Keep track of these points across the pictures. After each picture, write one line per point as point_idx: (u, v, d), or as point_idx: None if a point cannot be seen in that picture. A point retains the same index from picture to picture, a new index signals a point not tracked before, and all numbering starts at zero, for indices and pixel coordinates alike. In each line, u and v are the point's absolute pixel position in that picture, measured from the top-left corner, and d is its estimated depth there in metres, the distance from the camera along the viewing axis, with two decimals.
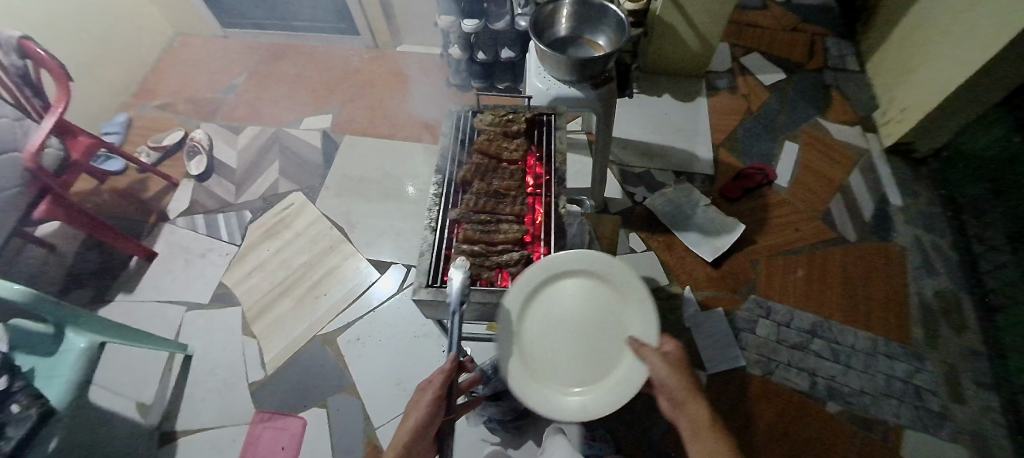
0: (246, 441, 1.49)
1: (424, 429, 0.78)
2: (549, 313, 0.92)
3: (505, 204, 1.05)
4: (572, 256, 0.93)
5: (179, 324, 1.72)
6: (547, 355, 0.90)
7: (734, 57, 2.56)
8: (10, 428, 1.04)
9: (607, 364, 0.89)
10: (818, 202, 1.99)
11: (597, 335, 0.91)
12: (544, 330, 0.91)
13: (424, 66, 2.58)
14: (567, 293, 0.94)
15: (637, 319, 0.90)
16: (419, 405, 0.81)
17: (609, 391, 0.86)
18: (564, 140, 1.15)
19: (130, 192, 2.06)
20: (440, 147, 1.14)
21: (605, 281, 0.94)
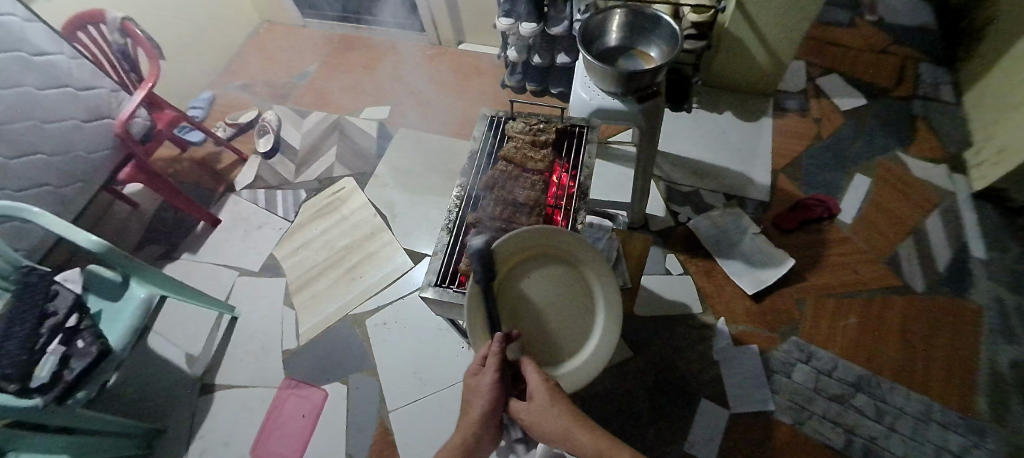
0: (272, 404, 1.60)
1: (491, 410, 0.80)
2: (519, 296, 0.91)
3: (523, 213, 1.05)
4: (530, 237, 0.86)
5: (230, 287, 1.89)
6: (526, 339, 0.92)
7: (809, 77, 2.37)
8: (75, 360, 1.19)
9: (581, 333, 0.95)
10: (886, 244, 1.80)
11: (567, 310, 0.94)
12: (514, 316, 0.91)
13: (481, 65, 2.63)
14: (529, 274, 0.91)
15: (601, 286, 0.95)
16: (479, 388, 0.81)
17: (589, 358, 0.94)
18: (592, 153, 1.13)
19: (206, 163, 2.28)
20: (470, 149, 1.17)
21: (562, 255, 0.93)
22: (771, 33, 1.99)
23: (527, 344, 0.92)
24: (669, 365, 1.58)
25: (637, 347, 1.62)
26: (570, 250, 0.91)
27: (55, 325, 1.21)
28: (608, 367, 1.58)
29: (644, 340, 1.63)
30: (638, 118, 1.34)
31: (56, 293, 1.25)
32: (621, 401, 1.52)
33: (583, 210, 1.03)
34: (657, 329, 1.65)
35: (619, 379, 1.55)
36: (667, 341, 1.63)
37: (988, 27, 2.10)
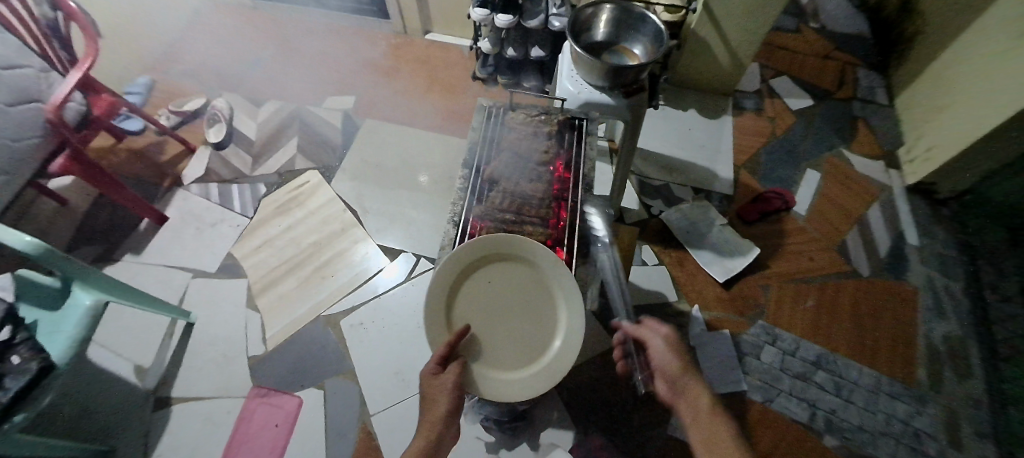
0: (241, 415, 1.48)
1: (454, 410, 0.86)
2: (476, 298, 0.97)
3: (531, 206, 1.13)
4: (485, 240, 0.96)
5: (183, 291, 1.72)
6: (485, 343, 0.95)
7: (763, 78, 2.53)
8: (8, 381, 1.02)
9: (543, 338, 0.97)
10: (835, 233, 1.96)
11: (527, 314, 0.98)
12: (475, 317, 0.96)
13: (451, 57, 2.56)
14: (489, 278, 0.99)
15: (564, 292, 0.98)
16: (441, 388, 0.86)
17: (550, 365, 0.95)
18: (591, 151, 1.25)
19: (146, 154, 2.05)
20: (472, 143, 1.24)
21: (524, 261, 0.99)
22: (735, 34, 2.09)
23: (488, 351, 0.95)
24: None
25: None
26: (529, 255, 0.98)
27: None
28: (592, 358, 1.60)
29: None
30: (625, 113, 1.35)
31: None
32: (606, 390, 1.54)
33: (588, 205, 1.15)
34: None
35: (604, 369, 1.58)
36: None
37: (915, 38, 2.34)
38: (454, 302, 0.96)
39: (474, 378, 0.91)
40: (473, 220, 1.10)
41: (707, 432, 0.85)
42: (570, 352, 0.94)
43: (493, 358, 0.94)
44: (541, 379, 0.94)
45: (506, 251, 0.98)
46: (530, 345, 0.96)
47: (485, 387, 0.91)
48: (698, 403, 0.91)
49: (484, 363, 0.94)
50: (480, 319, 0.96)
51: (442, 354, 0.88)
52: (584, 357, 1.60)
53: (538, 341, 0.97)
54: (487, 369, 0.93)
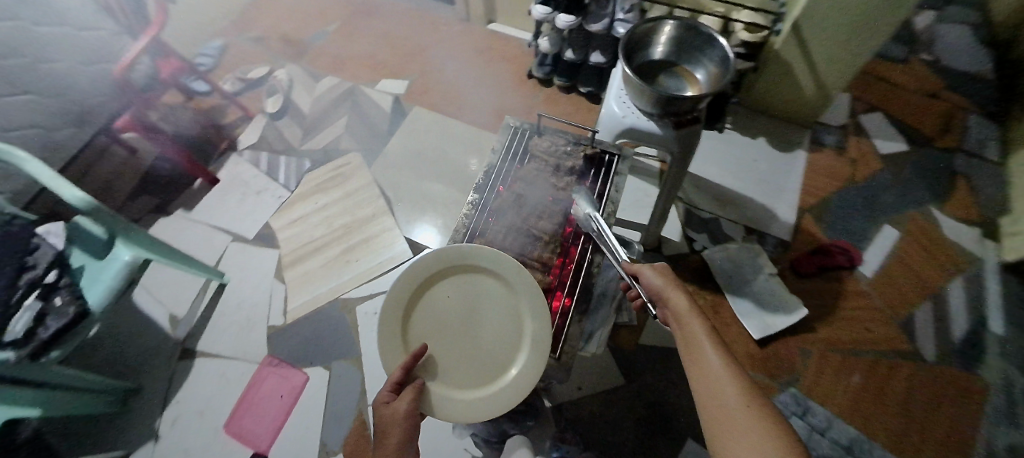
0: (252, 380, 1.58)
1: (410, 440, 0.76)
2: (438, 313, 0.95)
3: (536, 247, 1.15)
4: (443, 253, 0.95)
5: (222, 252, 1.83)
6: (446, 361, 0.92)
7: (851, 112, 2.24)
8: (50, 319, 1.16)
9: (506, 355, 0.94)
10: (903, 304, 1.72)
11: (488, 329, 0.95)
12: (433, 332, 0.93)
13: (509, 50, 2.48)
14: (449, 293, 0.97)
15: (528, 307, 0.95)
16: (393, 415, 0.78)
17: (515, 380, 0.91)
18: (618, 187, 1.21)
19: (211, 115, 2.19)
20: (490, 163, 1.25)
21: (486, 273, 0.98)
22: (824, 63, 1.84)
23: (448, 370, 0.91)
24: (661, 399, 1.51)
25: (632, 375, 1.55)
26: (491, 266, 0.97)
27: (32, 279, 1.20)
28: (598, 392, 1.53)
29: (641, 369, 1.56)
30: (672, 144, 1.23)
31: (36, 247, 1.25)
32: (606, 429, 1.47)
33: (599, 252, 1.13)
34: (657, 361, 1.57)
35: (607, 408, 1.50)
36: (663, 374, 1.55)
37: None
38: (412, 318, 0.94)
39: (430, 399, 0.86)
40: None
41: (698, 346, 0.78)
42: (535, 365, 0.90)
43: (455, 378, 0.91)
44: (507, 395, 0.90)
45: (467, 264, 0.97)
46: (494, 360, 0.93)
47: (444, 408, 0.86)
48: (688, 322, 0.84)
49: (442, 384, 0.90)
50: (441, 334, 0.93)
51: (396, 379, 0.84)
52: (590, 390, 1.53)
53: (503, 355, 0.94)
54: (445, 390, 0.89)
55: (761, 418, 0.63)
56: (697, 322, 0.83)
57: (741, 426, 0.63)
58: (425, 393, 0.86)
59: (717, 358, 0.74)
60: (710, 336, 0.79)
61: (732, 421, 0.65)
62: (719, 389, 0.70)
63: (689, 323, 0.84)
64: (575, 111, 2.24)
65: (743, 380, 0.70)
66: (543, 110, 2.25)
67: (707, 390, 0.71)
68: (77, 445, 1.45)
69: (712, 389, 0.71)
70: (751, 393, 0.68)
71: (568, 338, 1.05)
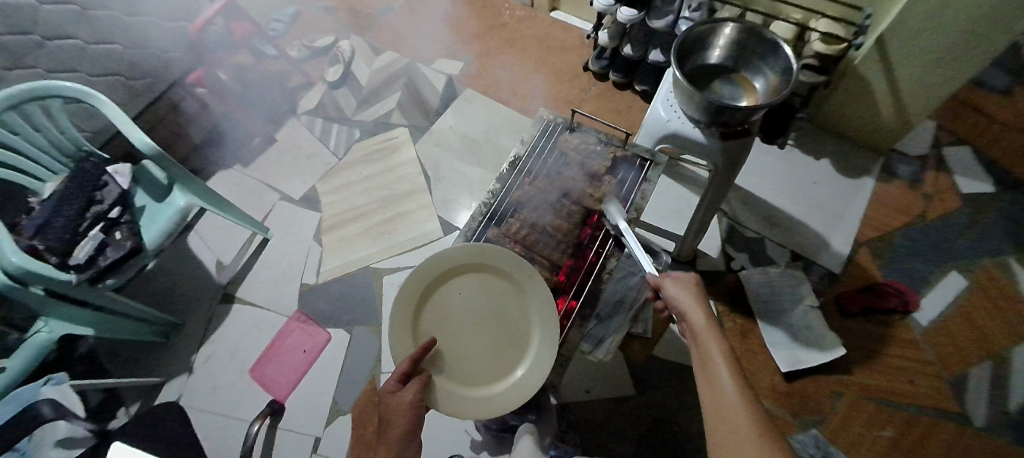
0: (281, 331, 1.70)
1: (413, 430, 0.78)
2: (449, 308, 0.96)
3: (549, 245, 1.14)
4: (456, 250, 0.95)
5: (270, 209, 1.95)
6: (455, 357, 0.93)
7: (935, 143, 2.02)
8: (110, 249, 1.34)
9: (513, 357, 0.95)
10: (958, 362, 1.56)
11: (497, 330, 0.96)
12: (443, 327, 0.95)
13: (569, 39, 2.41)
14: (460, 289, 0.97)
15: (539, 312, 0.97)
16: (398, 406, 0.79)
17: (522, 381, 0.93)
18: (646, 194, 1.17)
19: (276, 78, 2.30)
20: (515, 155, 1.25)
21: (499, 274, 0.99)
22: (909, 85, 1.66)
23: (454, 367, 0.92)
24: (669, 416, 1.47)
25: (643, 388, 1.51)
26: (504, 268, 0.98)
27: (98, 212, 1.37)
28: (606, 398, 1.50)
29: (653, 383, 1.52)
30: (716, 157, 1.20)
31: (105, 184, 1.42)
32: (608, 438, 1.45)
33: (615, 258, 1.10)
34: (670, 378, 1.52)
35: (612, 416, 1.48)
36: (675, 392, 1.50)
37: None
38: (422, 312, 0.94)
39: (436, 393, 0.87)
40: (486, 238, 1.14)
41: (713, 367, 0.75)
42: (541, 367, 0.93)
43: (463, 375, 0.92)
44: (512, 394, 0.92)
45: (480, 263, 0.98)
46: (501, 359, 0.95)
47: (450, 404, 0.88)
48: (706, 341, 0.80)
49: (448, 379, 0.91)
50: (450, 332, 0.94)
51: (403, 370, 0.84)
52: (599, 394, 1.51)
53: (511, 355, 0.95)
54: (450, 385, 0.91)
55: (771, 444, 0.60)
56: (715, 341, 0.79)
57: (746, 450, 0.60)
58: (431, 386, 0.87)
59: (730, 379, 0.71)
60: (726, 356, 0.76)
61: (736, 441, 0.62)
62: (730, 411, 0.67)
63: (705, 341, 0.80)
64: (627, 110, 2.17)
65: (754, 404, 0.67)
66: (593, 106, 2.19)
67: (718, 412, 0.68)
68: (125, 366, 1.63)
69: (724, 411, 0.67)
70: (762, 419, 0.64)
71: (567, 340, 1.03)
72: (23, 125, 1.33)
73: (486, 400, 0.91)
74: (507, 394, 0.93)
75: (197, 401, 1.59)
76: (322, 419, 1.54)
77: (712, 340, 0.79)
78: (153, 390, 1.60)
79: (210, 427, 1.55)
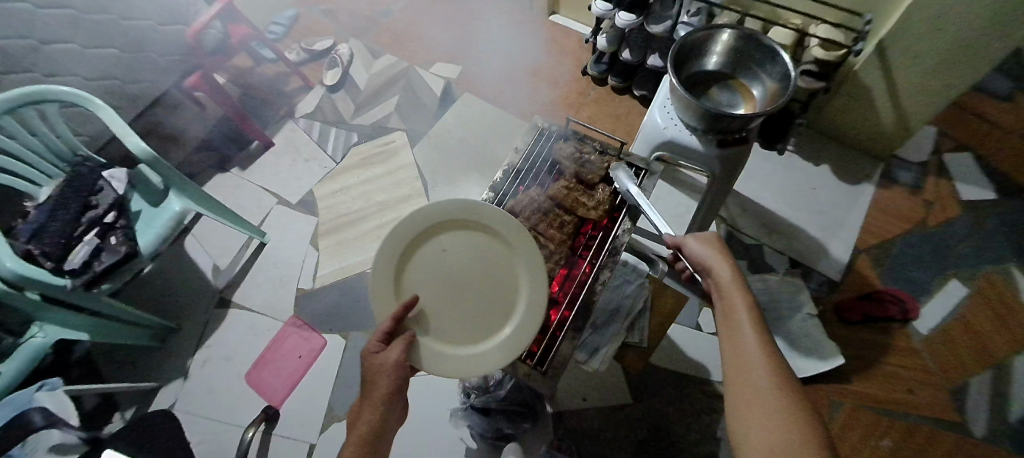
0: (277, 336, 1.70)
1: (397, 390, 0.77)
2: (433, 268, 0.93)
3: (543, 257, 1.13)
4: (439, 206, 0.92)
5: (266, 213, 1.95)
6: (441, 317, 0.91)
7: (936, 149, 2.00)
8: (105, 254, 1.34)
9: (500, 316, 0.93)
10: (957, 371, 1.55)
11: (483, 287, 0.93)
12: (427, 287, 0.92)
13: (569, 42, 2.40)
14: (445, 247, 0.94)
15: (528, 269, 0.93)
16: (382, 366, 0.77)
17: (510, 339, 0.90)
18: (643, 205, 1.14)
19: (275, 81, 2.30)
20: (510, 163, 1.24)
21: (484, 230, 0.95)
22: (910, 90, 1.65)
23: (439, 328, 0.90)
24: (666, 423, 1.46)
25: (639, 395, 1.50)
26: (490, 223, 0.94)
27: (94, 217, 1.37)
28: (602, 405, 1.50)
29: (650, 390, 1.51)
30: (713, 164, 1.19)
31: (100, 189, 1.43)
32: (604, 445, 1.44)
33: (608, 270, 1.08)
34: (668, 385, 1.51)
35: (608, 423, 1.47)
36: (672, 399, 1.49)
37: None
38: (405, 271, 0.92)
39: (420, 352, 0.85)
40: None
41: (739, 325, 0.75)
42: (529, 325, 0.90)
43: (448, 334, 0.90)
44: (501, 353, 0.89)
45: (464, 220, 0.94)
46: (489, 317, 0.92)
47: (434, 363, 0.85)
48: (732, 296, 0.81)
49: (433, 339, 0.89)
50: (434, 292, 0.92)
51: (385, 329, 0.82)
52: (595, 402, 1.50)
53: (499, 313, 0.93)
54: (435, 345, 0.89)
55: (793, 405, 0.64)
56: (743, 300, 0.78)
57: (768, 410, 0.64)
58: (415, 346, 0.85)
59: (756, 339, 0.72)
60: (754, 317, 0.76)
61: (761, 403, 0.65)
62: (752, 368, 0.69)
63: (732, 300, 0.79)
64: (625, 115, 2.16)
65: (778, 364, 0.69)
66: (592, 111, 2.18)
67: (740, 371, 0.70)
68: (120, 370, 1.62)
69: (746, 369, 0.70)
70: (786, 381, 0.67)
71: (560, 351, 1.02)
72: (20, 130, 1.33)
73: (473, 359, 0.89)
74: (495, 351, 0.90)
75: (193, 406, 1.58)
76: (317, 425, 1.54)
77: (739, 297, 0.79)
78: (148, 395, 1.59)
79: (205, 432, 1.54)
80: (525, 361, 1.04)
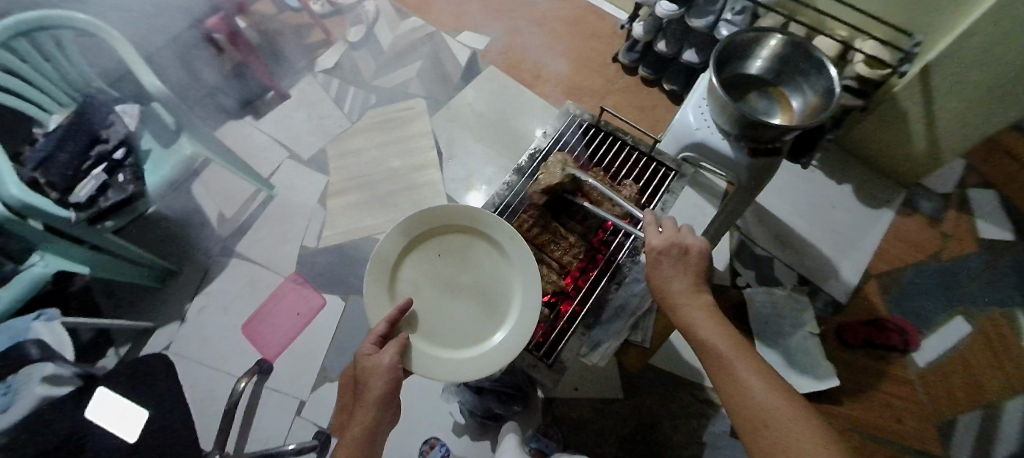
0: (277, 290, 1.70)
1: (391, 393, 0.75)
2: (428, 273, 0.94)
3: (562, 247, 1.15)
4: (433, 211, 0.93)
5: (276, 166, 1.92)
6: (434, 322, 0.92)
7: (961, 182, 1.95)
8: (111, 191, 1.31)
9: (493, 322, 0.94)
10: (948, 406, 1.55)
11: (477, 292, 0.95)
12: (421, 291, 0.93)
13: (602, 26, 2.31)
14: (440, 252, 0.95)
15: (520, 276, 0.94)
16: (376, 367, 0.76)
17: (503, 344, 0.91)
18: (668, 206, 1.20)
19: (296, 31, 2.23)
20: (537, 142, 1.27)
21: (481, 236, 0.96)
22: (946, 121, 1.60)
23: (431, 331, 0.91)
24: (654, 424, 1.47)
25: (631, 392, 1.51)
26: (485, 230, 0.95)
27: (102, 152, 1.35)
28: (593, 397, 1.50)
29: (643, 389, 1.51)
30: (741, 172, 1.16)
31: (111, 123, 1.39)
32: (591, 437, 1.45)
33: (625, 268, 1.13)
34: (663, 385, 1.52)
35: (597, 417, 1.48)
36: (662, 399, 1.50)
37: None
38: (400, 274, 0.93)
39: (414, 355, 0.85)
40: None
41: (719, 354, 0.70)
42: (520, 331, 0.90)
43: (442, 338, 0.91)
44: (493, 358, 0.90)
45: (459, 225, 0.95)
46: (481, 323, 0.93)
47: (426, 367, 0.85)
48: (688, 309, 0.78)
49: (426, 341, 0.90)
50: (429, 295, 0.93)
51: (380, 332, 0.82)
52: (586, 393, 1.51)
53: (492, 318, 0.94)
54: (429, 348, 0.89)
55: (791, 408, 0.62)
56: (701, 310, 0.77)
57: (773, 422, 0.61)
58: (409, 349, 0.85)
59: (730, 345, 0.71)
60: (717, 325, 0.74)
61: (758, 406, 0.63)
62: (749, 395, 0.64)
63: (688, 310, 0.78)
64: (651, 109, 2.10)
65: (762, 369, 0.67)
66: (617, 100, 2.12)
67: (737, 400, 0.65)
68: (118, 307, 1.63)
69: (742, 396, 0.65)
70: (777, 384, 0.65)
71: (569, 344, 1.06)
72: (31, 53, 1.29)
73: (465, 363, 0.90)
74: (489, 355, 0.91)
75: (187, 351, 1.59)
76: (309, 382, 1.55)
77: (697, 308, 0.77)
78: (143, 334, 1.60)
79: (198, 377, 1.56)
80: (532, 352, 1.07)
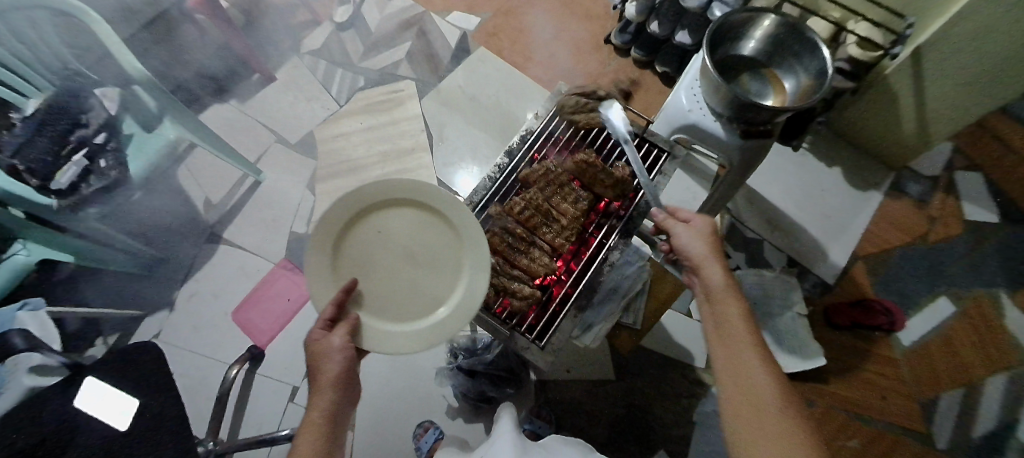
0: (267, 276, 1.68)
1: (348, 372, 0.78)
2: (371, 249, 0.85)
3: (553, 230, 1.14)
4: (368, 185, 0.81)
5: (264, 150, 1.89)
6: (382, 299, 0.84)
7: (949, 164, 1.93)
8: (93, 177, 1.31)
9: (444, 293, 0.86)
10: (930, 384, 1.59)
11: (426, 264, 0.86)
12: (365, 268, 0.85)
13: (596, 6, 2.27)
14: (382, 226, 0.85)
15: (470, 246, 0.85)
16: (328, 349, 0.77)
17: (453, 316, 0.84)
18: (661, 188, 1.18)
19: (281, 11, 2.16)
20: (528, 124, 1.25)
21: (425, 205, 0.87)
22: (935, 104, 1.61)
23: (381, 310, 0.84)
24: (645, 405, 1.49)
25: (622, 374, 1.53)
26: (429, 200, 0.85)
27: (83, 137, 1.29)
28: (585, 379, 1.52)
29: (634, 371, 1.53)
30: (732, 153, 1.16)
31: (90, 108, 1.33)
32: (583, 417, 1.48)
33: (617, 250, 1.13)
34: (654, 366, 1.54)
35: (589, 397, 1.50)
36: (652, 380, 1.52)
37: None
38: (341, 253, 0.83)
39: (365, 335, 0.80)
40: (489, 212, 1.14)
41: (725, 313, 0.79)
42: (471, 302, 0.83)
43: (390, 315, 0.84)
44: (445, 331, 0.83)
45: (399, 195, 0.85)
46: (432, 296, 0.86)
47: (378, 345, 0.80)
48: (707, 269, 0.86)
49: (377, 320, 0.83)
50: (374, 272, 0.85)
51: (328, 316, 0.78)
52: (579, 375, 1.52)
53: (442, 290, 0.86)
54: (379, 326, 0.83)
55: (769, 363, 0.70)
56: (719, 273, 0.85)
57: (752, 367, 0.70)
58: (360, 330, 0.80)
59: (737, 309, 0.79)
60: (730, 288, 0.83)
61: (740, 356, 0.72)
62: (739, 348, 0.73)
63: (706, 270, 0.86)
64: (644, 91, 2.08)
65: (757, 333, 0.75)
66: (610, 83, 2.10)
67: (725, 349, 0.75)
68: (105, 295, 1.60)
69: (731, 347, 0.75)
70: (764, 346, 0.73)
71: (562, 326, 1.07)
72: None
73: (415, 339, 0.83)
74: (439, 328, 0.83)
75: (177, 339, 1.58)
76: (302, 368, 1.55)
77: (715, 270, 0.85)
78: (132, 322, 1.58)
79: (189, 364, 1.55)
80: (525, 334, 1.07)
